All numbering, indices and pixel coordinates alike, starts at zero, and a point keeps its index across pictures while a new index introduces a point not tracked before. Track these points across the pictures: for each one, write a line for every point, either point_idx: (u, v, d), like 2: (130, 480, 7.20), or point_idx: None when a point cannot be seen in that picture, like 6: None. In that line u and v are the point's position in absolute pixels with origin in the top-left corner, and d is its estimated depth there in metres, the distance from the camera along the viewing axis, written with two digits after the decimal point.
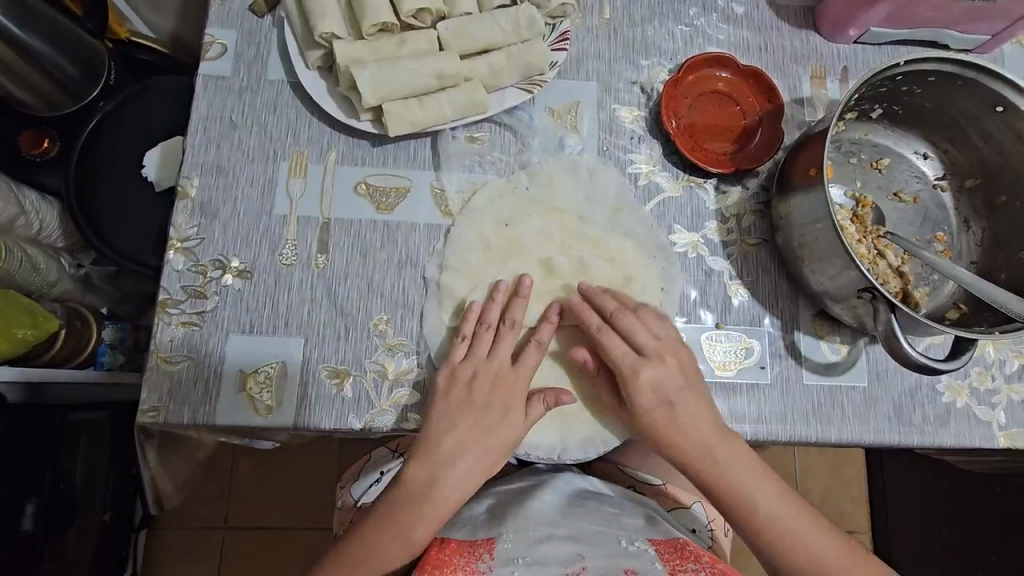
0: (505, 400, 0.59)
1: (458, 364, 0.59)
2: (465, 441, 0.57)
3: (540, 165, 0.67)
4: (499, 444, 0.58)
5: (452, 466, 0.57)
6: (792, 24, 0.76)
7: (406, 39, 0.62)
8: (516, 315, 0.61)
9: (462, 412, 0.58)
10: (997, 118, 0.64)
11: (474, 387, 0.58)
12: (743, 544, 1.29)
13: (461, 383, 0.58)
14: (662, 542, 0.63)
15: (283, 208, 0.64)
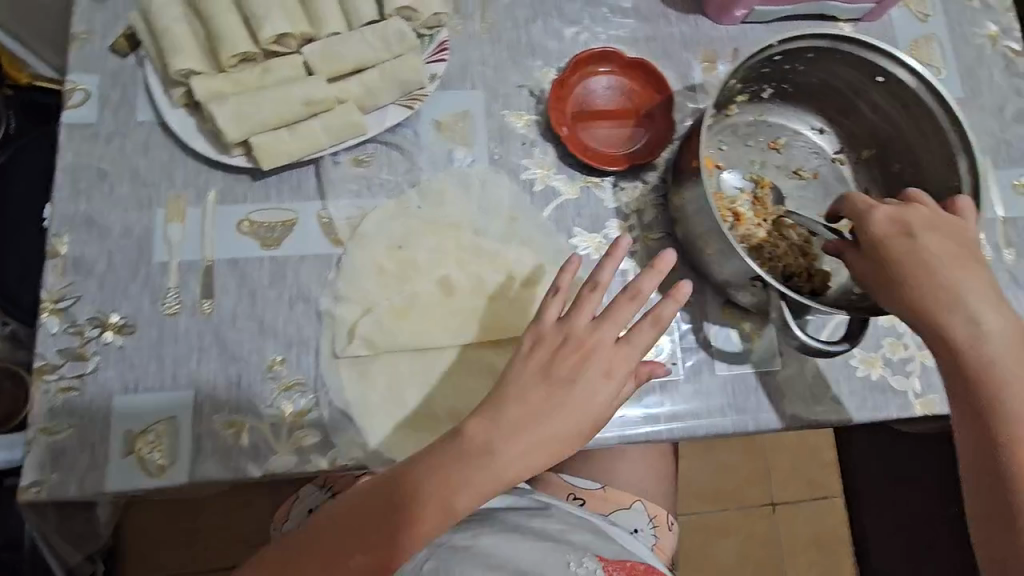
0: (601, 372, 0.55)
1: (550, 327, 0.57)
2: (518, 416, 0.53)
3: (430, 181, 0.65)
4: (581, 422, 0.54)
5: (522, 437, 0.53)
6: (679, 10, 0.75)
7: (271, 67, 0.60)
8: (642, 285, 0.58)
9: (538, 382, 0.55)
10: (880, 88, 0.64)
11: (563, 356, 0.56)
12: (716, 523, 1.31)
13: (548, 349, 0.56)
14: (612, 560, 0.68)
15: (162, 255, 0.61)
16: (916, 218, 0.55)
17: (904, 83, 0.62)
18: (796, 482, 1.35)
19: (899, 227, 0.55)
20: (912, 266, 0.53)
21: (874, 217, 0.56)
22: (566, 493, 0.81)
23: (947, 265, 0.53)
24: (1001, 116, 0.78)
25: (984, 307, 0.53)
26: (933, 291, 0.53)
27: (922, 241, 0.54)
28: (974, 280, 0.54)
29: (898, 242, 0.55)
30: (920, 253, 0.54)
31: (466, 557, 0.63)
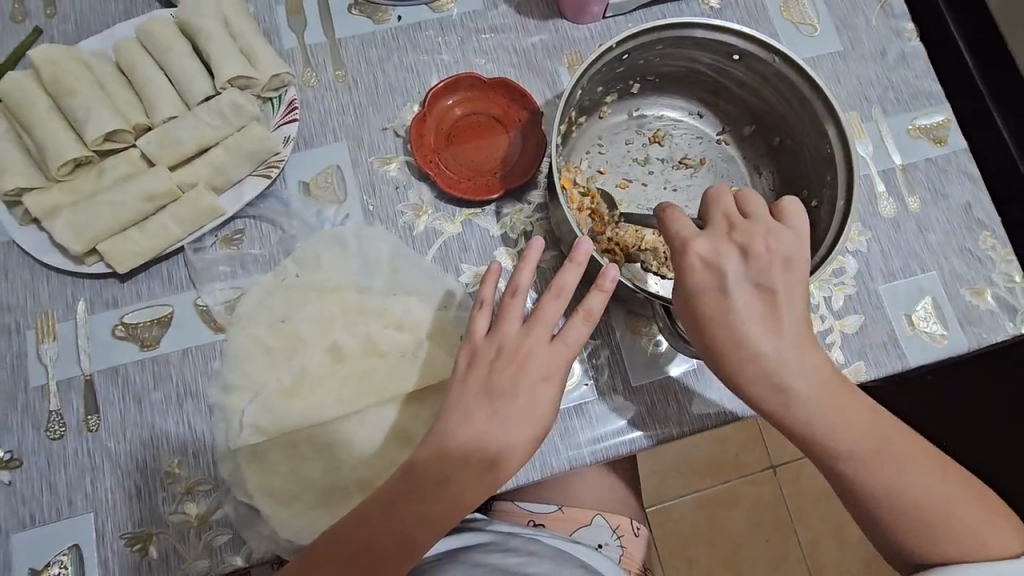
0: (540, 378, 0.52)
1: (483, 340, 0.54)
2: (482, 431, 0.51)
3: (304, 247, 0.63)
4: (531, 432, 0.52)
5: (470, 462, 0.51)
6: (536, 18, 0.73)
7: (108, 167, 0.58)
8: (565, 281, 0.54)
9: (480, 403, 0.52)
10: (739, 65, 0.62)
11: (499, 370, 0.53)
12: (721, 496, 1.29)
13: (483, 367, 0.53)
14: None
15: (38, 378, 0.59)
16: (737, 268, 0.50)
17: (759, 58, 0.60)
18: (795, 441, 1.32)
19: (713, 276, 0.50)
20: (731, 343, 0.50)
21: (688, 265, 0.51)
22: (526, 519, 0.79)
23: (767, 336, 0.50)
24: (884, 61, 0.76)
25: (803, 369, 0.50)
26: (757, 372, 0.50)
27: (741, 307, 0.50)
28: (790, 340, 0.50)
29: (698, 284, 0.50)
30: (737, 320, 0.50)
31: None
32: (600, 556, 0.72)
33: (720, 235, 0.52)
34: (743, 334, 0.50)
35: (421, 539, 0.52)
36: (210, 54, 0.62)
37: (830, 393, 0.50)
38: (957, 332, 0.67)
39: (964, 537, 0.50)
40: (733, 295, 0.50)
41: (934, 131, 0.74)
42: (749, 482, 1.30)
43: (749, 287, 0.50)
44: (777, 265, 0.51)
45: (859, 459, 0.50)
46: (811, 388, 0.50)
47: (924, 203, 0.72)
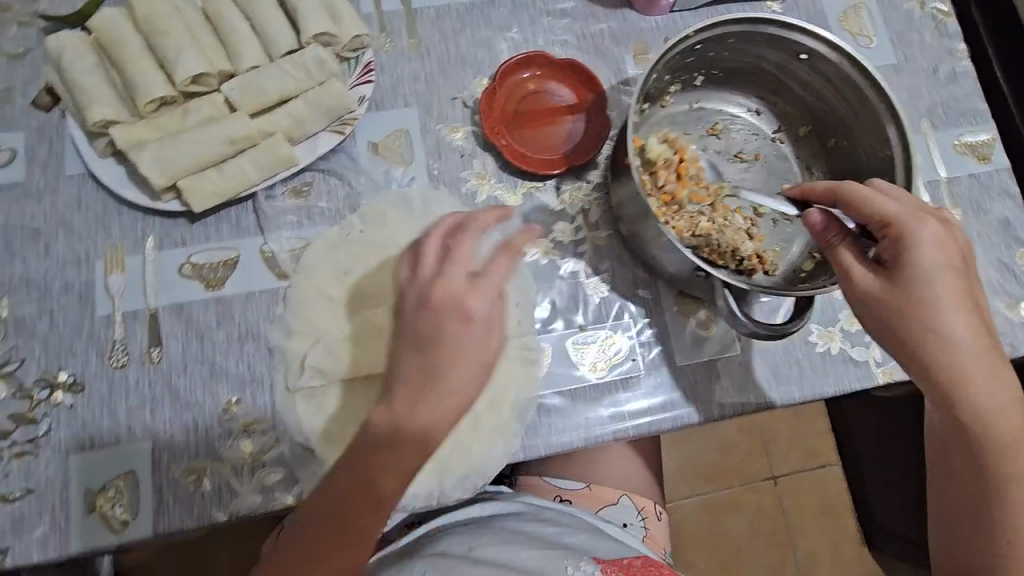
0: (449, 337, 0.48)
1: (429, 277, 0.49)
2: (435, 376, 0.48)
3: (370, 204, 0.65)
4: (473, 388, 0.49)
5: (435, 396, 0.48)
6: (605, 7, 0.75)
7: (191, 108, 0.60)
8: None
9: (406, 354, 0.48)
10: (805, 65, 0.64)
11: (416, 320, 0.48)
12: (723, 501, 1.31)
13: (407, 309, 0.49)
14: (612, 563, 0.69)
15: (105, 308, 0.60)
16: (951, 255, 0.54)
17: (827, 59, 0.61)
18: (797, 452, 1.35)
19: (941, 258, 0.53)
20: (925, 319, 0.53)
21: (917, 243, 0.53)
22: (552, 494, 0.82)
23: (959, 323, 0.53)
24: (935, 78, 0.79)
25: (979, 360, 0.54)
26: (952, 355, 0.53)
27: (948, 291, 0.53)
28: (980, 332, 0.54)
29: (920, 257, 0.53)
30: (936, 306, 0.53)
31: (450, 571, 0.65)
32: (630, 537, 0.76)
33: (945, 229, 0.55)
34: (944, 319, 0.53)
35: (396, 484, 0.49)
36: (296, 11, 0.64)
37: (997, 393, 0.55)
38: None
39: None
40: (942, 280, 0.53)
41: (979, 148, 0.76)
42: (751, 490, 1.32)
43: (956, 275, 0.54)
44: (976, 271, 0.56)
45: (1006, 452, 0.55)
46: (987, 378, 0.54)
47: (966, 217, 0.74)
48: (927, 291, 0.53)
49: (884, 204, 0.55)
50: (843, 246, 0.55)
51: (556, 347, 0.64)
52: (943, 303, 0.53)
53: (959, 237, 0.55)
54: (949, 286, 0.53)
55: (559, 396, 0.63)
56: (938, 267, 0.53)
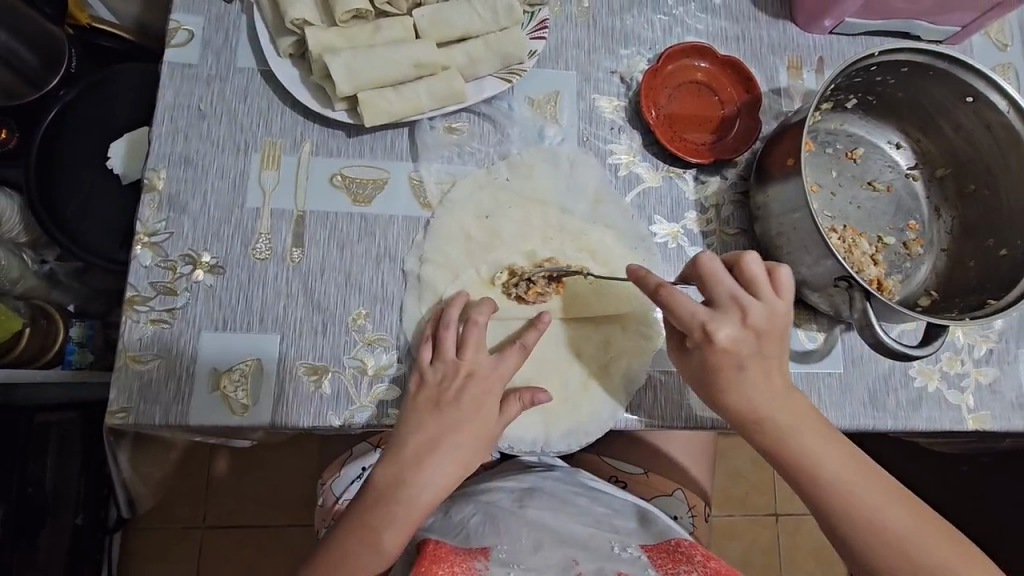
0: (484, 389, 0.57)
1: (452, 359, 0.57)
2: (437, 419, 0.56)
3: (520, 155, 0.66)
4: (468, 431, 0.56)
5: (445, 408, 0.56)
6: (769, 14, 0.76)
7: (381, 26, 0.61)
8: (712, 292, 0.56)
9: (429, 412, 0.56)
10: (968, 108, 0.66)
11: (447, 385, 0.56)
12: (723, 526, 1.32)
13: (434, 383, 0.57)
14: (655, 548, 0.65)
15: (255, 200, 0.62)
16: (747, 344, 0.56)
17: (995, 106, 0.63)
18: None
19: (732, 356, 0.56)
20: (715, 390, 0.57)
21: (721, 340, 0.55)
22: (607, 473, 0.82)
23: (759, 389, 0.56)
24: None
25: (787, 402, 0.57)
26: (736, 396, 0.56)
27: (734, 374, 0.56)
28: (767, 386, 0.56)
29: (717, 353, 0.56)
30: (727, 381, 0.56)
31: (517, 521, 0.66)
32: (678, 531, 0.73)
33: (743, 325, 0.55)
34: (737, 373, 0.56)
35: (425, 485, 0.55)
36: None
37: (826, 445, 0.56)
38: None
39: None
40: (717, 359, 0.56)
41: None
42: (751, 521, 1.33)
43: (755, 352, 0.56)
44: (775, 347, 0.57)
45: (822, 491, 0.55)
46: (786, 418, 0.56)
47: None
48: (716, 365, 0.56)
49: (685, 301, 0.55)
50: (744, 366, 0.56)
51: None
52: (741, 375, 0.56)
53: (768, 320, 0.56)
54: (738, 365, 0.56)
55: (663, 375, 0.63)
56: (725, 353, 0.55)
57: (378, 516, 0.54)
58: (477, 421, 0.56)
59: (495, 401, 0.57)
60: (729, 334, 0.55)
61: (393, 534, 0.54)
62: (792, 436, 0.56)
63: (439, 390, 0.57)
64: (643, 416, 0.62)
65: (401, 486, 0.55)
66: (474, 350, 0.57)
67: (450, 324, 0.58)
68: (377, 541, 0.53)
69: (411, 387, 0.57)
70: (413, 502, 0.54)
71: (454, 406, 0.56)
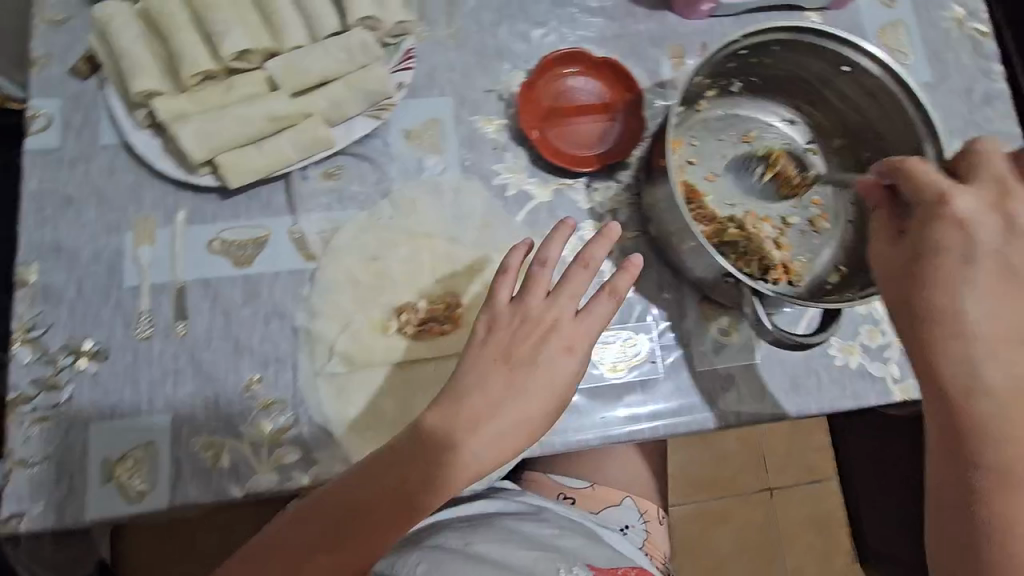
0: (562, 347, 0.57)
1: (503, 308, 0.58)
2: (497, 393, 0.55)
3: (401, 191, 0.65)
4: (539, 396, 0.56)
5: (536, 363, 0.57)
6: (645, 7, 0.75)
7: (234, 85, 0.59)
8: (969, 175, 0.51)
9: (500, 371, 0.56)
10: (846, 77, 0.64)
11: (523, 336, 0.57)
12: (714, 510, 1.30)
13: (505, 333, 0.57)
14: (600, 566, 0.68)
15: (133, 278, 0.60)
16: (978, 245, 0.48)
17: (870, 72, 0.62)
18: (795, 465, 1.33)
19: (963, 255, 0.48)
20: (931, 296, 0.49)
21: (944, 233, 0.48)
22: (555, 492, 0.82)
23: (991, 305, 0.48)
24: (969, 99, 0.78)
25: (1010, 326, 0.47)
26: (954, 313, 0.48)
27: (963, 278, 0.48)
28: (1009, 321, 0.48)
29: (950, 239, 0.48)
30: (960, 288, 0.48)
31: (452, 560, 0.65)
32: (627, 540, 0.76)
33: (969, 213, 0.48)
34: (945, 283, 0.48)
35: (488, 461, 0.54)
36: None
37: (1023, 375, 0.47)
38: None
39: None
40: (952, 265, 0.48)
41: None
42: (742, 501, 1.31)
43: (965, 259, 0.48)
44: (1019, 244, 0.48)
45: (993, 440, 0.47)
46: (985, 379, 0.47)
47: None
48: (948, 263, 0.48)
49: (929, 182, 0.49)
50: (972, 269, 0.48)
51: None
52: (967, 281, 0.48)
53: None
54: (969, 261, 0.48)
55: (578, 394, 0.64)
56: (969, 253, 0.48)
57: (419, 480, 0.54)
58: (552, 376, 0.56)
59: (573, 355, 0.58)
60: (966, 215, 0.48)
61: (431, 495, 0.54)
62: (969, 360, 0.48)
63: (509, 346, 0.56)
64: (556, 436, 0.63)
65: (419, 460, 0.54)
66: (565, 298, 0.59)
67: (547, 263, 0.58)
68: (413, 515, 0.54)
69: (481, 332, 0.58)
70: (464, 468, 0.54)
71: (532, 363, 0.56)
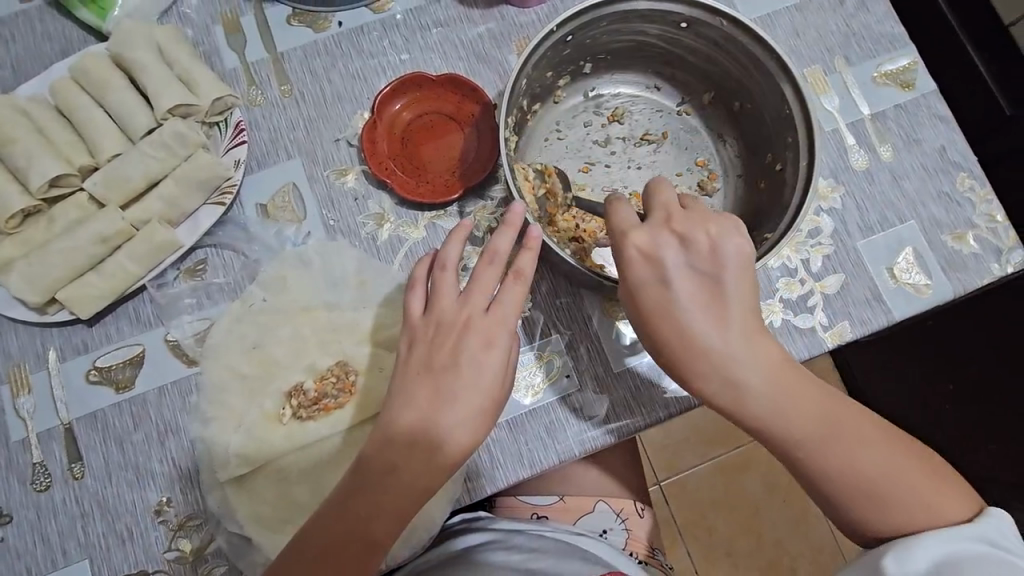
0: (481, 344, 0.50)
1: (419, 320, 0.52)
2: (426, 406, 0.49)
3: (268, 271, 0.62)
4: (470, 398, 0.49)
5: (460, 366, 0.49)
6: (480, 7, 0.70)
7: (57, 215, 0.61)
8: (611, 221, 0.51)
9: (423, 381, 0.50)
10: (689, 33, 0.61)
11: (439, 345, 0.50)
12: (732, 461, 1.17)
13: (424, 346, 0.51)
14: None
15: (19, 431, 0.59)
16: (670, 262, 0.49)
17: (706, 23, 0.58)
18: None
19: (657, 271, 0.49)
20: (656, 330, 0.50)
21: (626, 255, 0.50)
22: (529, 511, 0.75)
23: (706, 318, 0.49)
24: (842, 10, 0.74)
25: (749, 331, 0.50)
26: (674, 343, 0.49)
27: (674, 301, 0.49)
28: (730, 327, 0.49)
29: (643, 270, 0.49)
30: (664, 319, 0.49)
31: None
32: (606, 546, 0.68)
33: (660, 227, 0.51)
34: (664, 320, 0.49)
35: (441, 469, 0.49)
36: (146, 86, 0.63)
37: (774, 369, 0.50)
38: (941, 278, 0.66)
39: (895, 506, 0.49)
40: (651, 300, 0.50)
41: (901, 75, 0.72)
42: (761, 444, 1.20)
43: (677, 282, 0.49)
44: (685, 254, 0.50)
45: (789, 442, 0.50)
46: (743, 379, 0.49)
47: (897, 150, 0.70)
48: (653, 293, 0.50)
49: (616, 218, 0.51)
50: (661, 289, 0.49)
51: None
52: (674, 304, 0.49)
53: (656, 241, 0.50)
54: (667, 288, 0.49)
55: (500, 428, 0.61)
56: (650, 281, 0.49)
57: (353, 516, 0.49)
58: (478, 376, 0.49)
59: (498, 347, 0.50)
60: (643, 249, 0.50)
61: (383, 523, 0.50)
62: (724, 382, 0.49)
63: (433, 352, 0.50)
64: (485, 481, 0.60)
65: (362, 494, 0.50)
66: (469, 294, 0.51)
67: (448, 264, 0.52)
68: (369, 537, 0.50)
69: (404, 349, 0.52)
70: (406, 486, 0.49)
71: (450, 367, 0.50)
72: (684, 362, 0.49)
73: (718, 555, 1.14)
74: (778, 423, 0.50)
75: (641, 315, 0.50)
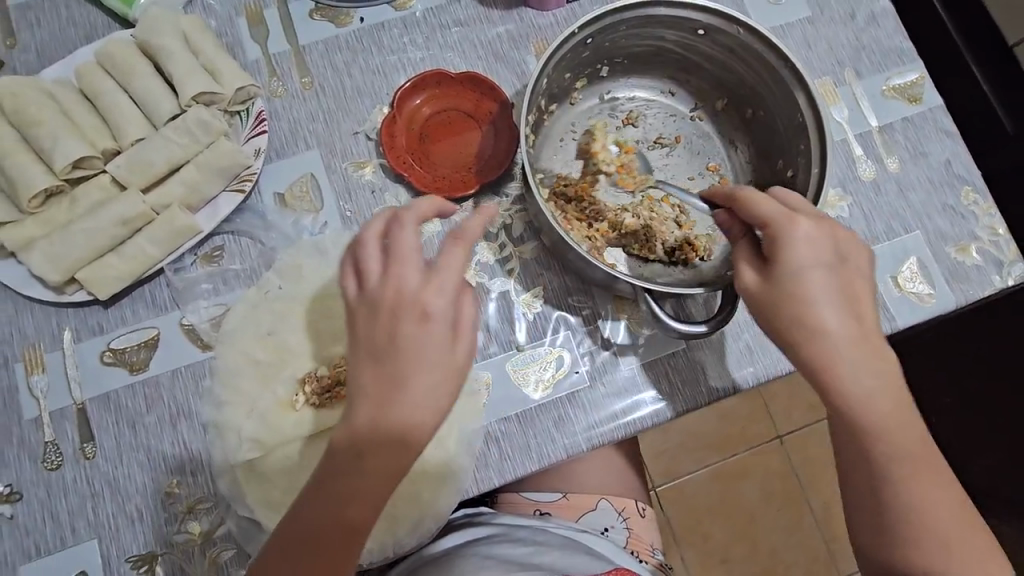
0: (420, 316, 0.44)
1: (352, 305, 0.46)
2: (368, 395, 0.44)
3: (284, 259, 0.63)
4: (420, 374, 0.44)
5: (399, 342, 0.44)
6: (500, 8, 0.72)
7: (79, 197, 0.62)
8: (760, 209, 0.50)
9: (364, 368, 0.45)
10: (705, 40, 0.62)
11: (375, 326, 0.45)
12: (730, 468, 1.18)
13: (360, 331, 0.46)
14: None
15: (31, 409, 0.59)
16: (826, 252, 0.49)
17: (723, 30, 0.60)
18: (800, 406, 1.20)
19: (818, 258, 0.49)
20: (798, 313, 0.48)
21: (794, 238, 0.49)
22: (531, 508, 0.76)
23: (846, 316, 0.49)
24: (853, 24, 0.75)
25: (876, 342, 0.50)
26: (818, 326, 0.48)
27: (824, 290, 0.49)
28: (867, 330, 0.50)
29: (806, 252, 0.49)
30: (809, 307, 0.48)
31: None
32: (608, 543, 0.70)
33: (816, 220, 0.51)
34: (814, 304, 0.48)
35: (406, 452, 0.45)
36: (171, 73, 0.64)
37: (892, 383, 0.50)
38: (943, 288, 0.68)
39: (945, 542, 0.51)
40: (806, 283, 0.48)
41: (908, 90, 0.74)
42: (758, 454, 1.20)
43: (833, 273, 0.49)
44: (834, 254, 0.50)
45: (885, 451, 0.50)
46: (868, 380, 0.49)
47: (903, 163, 0.71)
48: (806, 277, 0.48)
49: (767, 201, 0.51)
50: (813, 278, 0.49)
51: (497, 374, 0.62)
52: (822, 295, 0.49)
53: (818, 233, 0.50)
54: (822, 277, 0.49)
55: (508, 422, 0.61)
56: (808, 265, 0.49)
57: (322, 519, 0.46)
58: (423, 348, 0.44)
59: (442, 316, 0.45)
60: (807, 235, 0.49)
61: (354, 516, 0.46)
62: (854, 375, 0.48)
63: (372, 333, 0.45)
64: (492, 474, 0.60)
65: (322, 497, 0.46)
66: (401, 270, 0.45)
67: (373, 243, 0.47)
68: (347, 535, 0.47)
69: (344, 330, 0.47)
70: (371, 478, 0.45)
71: (391, 348, 0.44)
72: (822, 346, 0.48)
73: (713, 562, 1.15)
74: (885, 433, 0.49)
75: (786, 296, 0.49)
